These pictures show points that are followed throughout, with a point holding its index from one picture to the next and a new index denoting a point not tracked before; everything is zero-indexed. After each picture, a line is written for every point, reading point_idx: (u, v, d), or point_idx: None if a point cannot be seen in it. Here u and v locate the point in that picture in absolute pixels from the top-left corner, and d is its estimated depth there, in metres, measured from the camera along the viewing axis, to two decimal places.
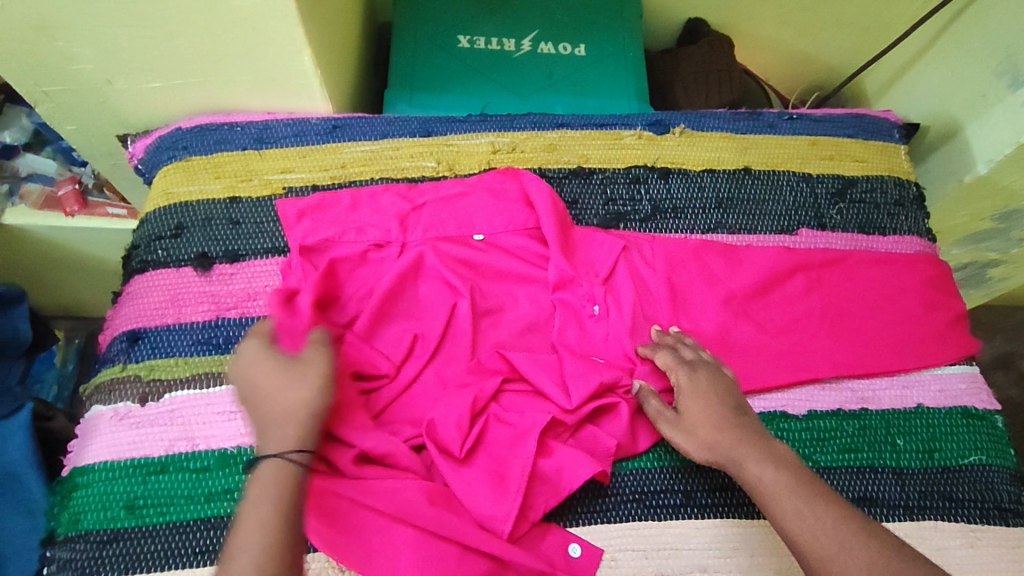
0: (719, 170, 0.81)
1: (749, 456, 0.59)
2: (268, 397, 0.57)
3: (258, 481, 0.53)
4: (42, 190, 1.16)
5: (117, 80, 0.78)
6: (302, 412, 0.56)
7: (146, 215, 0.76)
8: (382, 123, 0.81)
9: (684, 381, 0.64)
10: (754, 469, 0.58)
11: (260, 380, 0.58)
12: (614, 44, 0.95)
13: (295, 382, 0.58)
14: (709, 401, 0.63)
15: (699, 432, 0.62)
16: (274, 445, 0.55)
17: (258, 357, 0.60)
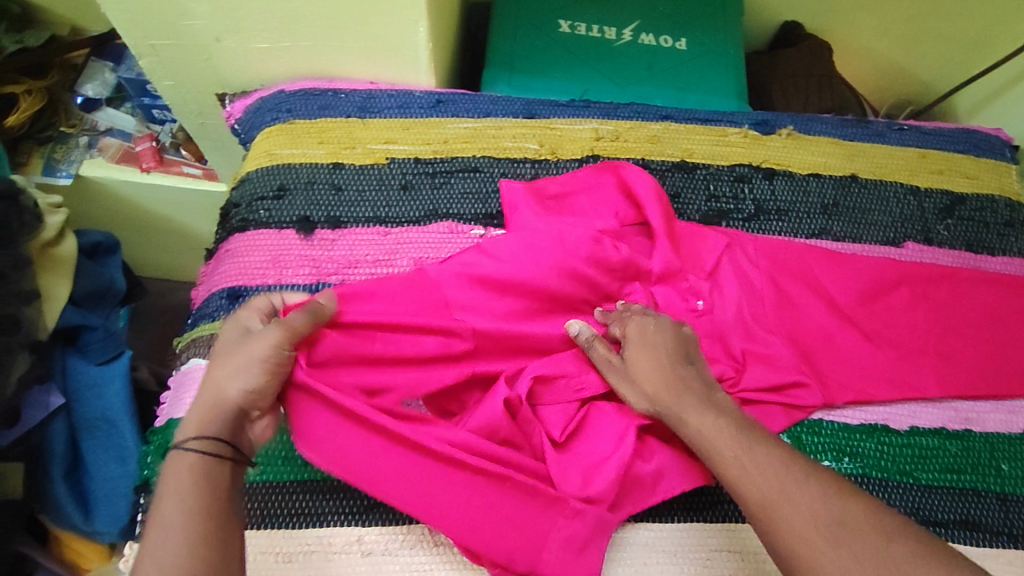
0: (825, 174, 0.79)
1: (688, 409, 0.58)
2: (210, 383, 0.54)
3: (180, 472, 0.49)
4: (120, 145, 1.17)
5: (225, 38, 0.78)
6: (225, 398, 0.53)
7: (248, 174, 0.75)
8: (486, 102, 0.81)
9: (633, 332, 0.63)
10: (694, 424, 0.57)
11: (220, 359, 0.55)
12: (717, 41, 0.93)
13: (238, 363, 0.54)
14: (658, 360, 0.61)
15: (643, 382, 0.61)
16: (192, 431, 0.52)
17: (226, 342, 0.56)
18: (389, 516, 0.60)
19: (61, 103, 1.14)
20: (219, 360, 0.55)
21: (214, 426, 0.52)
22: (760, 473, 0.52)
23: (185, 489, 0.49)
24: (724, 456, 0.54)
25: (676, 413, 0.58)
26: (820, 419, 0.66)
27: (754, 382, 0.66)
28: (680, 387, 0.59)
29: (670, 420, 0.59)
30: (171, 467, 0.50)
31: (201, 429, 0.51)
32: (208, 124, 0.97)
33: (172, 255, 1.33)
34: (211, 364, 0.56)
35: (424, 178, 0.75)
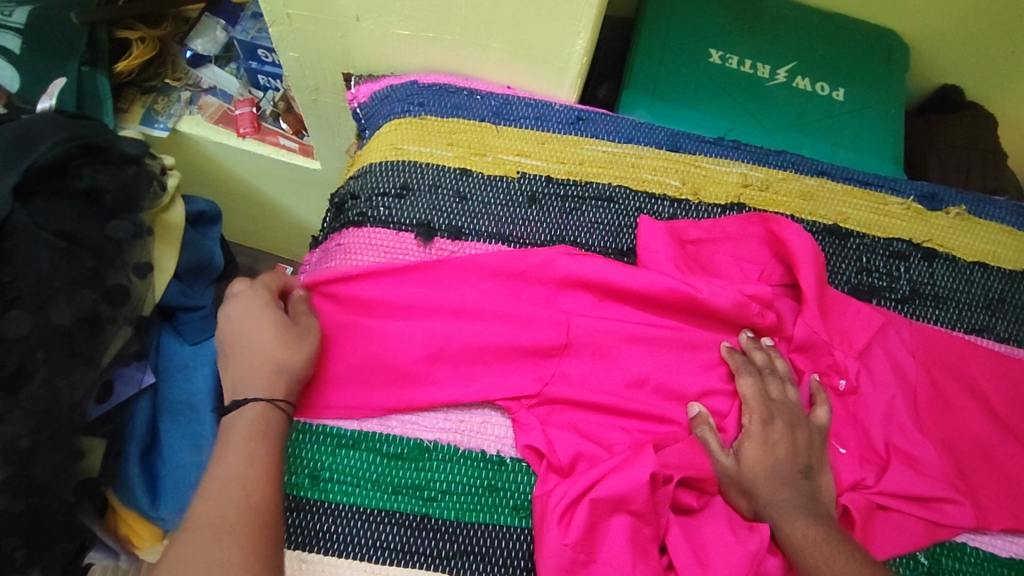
0: (993, 265, 0.70)
1: (787, 515, 0.53)
2: (256, 348, 0.56)
3: (240, 423, 0.53)
4: (219, 106, 1.12)
5: (366, 18, 0.74)
6: (291, 370, 0.55)
7: (370, 165, 0.71)
8: (629, 127, 0.75)
9: (755, 427, 0.58)
10: (788, 527, 0.52)
11: (251, 333, 0.57)
12: (877, 97, 0.85)
13: (288, 340, 0.56)
14: (774, 456, 0.56)
15: (758, 484, 0.55)
16: (255, 389, 0.54)
17: (250, 318, 0.57)
18: (478, 567, 0.54)
19: (169, 54, 1.11)
20: (246, 333, 0.57)
21: (285, 390, 0.55)
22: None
23: (254, 439, 0.52)
24: (818, 546, 0.51)
25: (779, 516, 0.53)
26: (964, 543, 0.58)
27: (900, 487, 0.58)
28: (790, 489, 0.55)
29: (767, 517, 0.54)
30: (235, 416, 0.53)
31: (260, 387, 0.54)
32: (321, 101, 0.92)
33: (248, 224, 1.29)
34: (232, 329, 0.57)
35: (554, 200, 0.69)
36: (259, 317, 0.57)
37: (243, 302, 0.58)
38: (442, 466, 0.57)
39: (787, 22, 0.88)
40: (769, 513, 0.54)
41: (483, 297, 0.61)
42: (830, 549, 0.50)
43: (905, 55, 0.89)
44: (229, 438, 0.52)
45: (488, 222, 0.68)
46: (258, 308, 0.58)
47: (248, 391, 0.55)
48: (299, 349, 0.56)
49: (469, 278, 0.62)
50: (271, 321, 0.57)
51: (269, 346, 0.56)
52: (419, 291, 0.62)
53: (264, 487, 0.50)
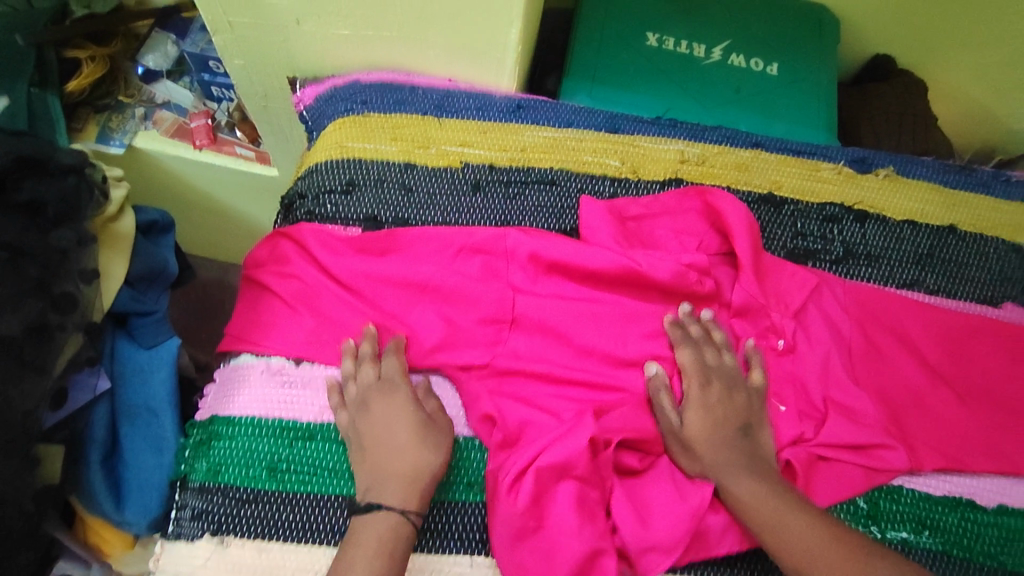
0: (921, 223, 0.74)
1: (731, 475, 0.55)
2: (391, 450, 0.56)
3: (369, 532, 0.51)
4: (174, 120, 1.13)
5: (306, 21, 0.75)
6: (422, 477, 0.55)
7: (316, 164, 0.72)
8: (568, 112, 0.77)
9: (694, 391, 0.60)
10: (733, 486, 0.55)
11: (382, 441, 0.56)
12: (809, 69, 0.88)
13: (432, 447, 0.56)
14: (714, 418, 0.58)
15: (699, 447, 0.57)
16: (390, 496, 0.53)
17: (387, 420, 0.57)
18: (437, 543, 0.56)
19: (121, 71, 1.11)
20: (388, 441, 0.56)
21: (416, 497, 0.54)
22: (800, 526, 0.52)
23: (382, 551, 0.50)
24: (762, 501, 0.53)
25: (724, 477, 0.56)
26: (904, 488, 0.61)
27: (839, 438, 0.61)
28: (734, 448, 0.57)
29: (713, 478, 0.56)
30: (366, 526, 0.52)
31: (398, 497, 0.53)
32: (272, 107, 0.94)
33: (213, 233, 1.30)
34: (374, 435, 0.57)
35: (498, 186, 0.71)
36: (399, 420, 0.57)
37: (382, 403, 0.58)
38: None
39: (721, 2, 0.91)
40: (715, 474, 0.56)
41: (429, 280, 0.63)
42: (773, 500, 0.53)
43: (835, 27, 0.92)
44: (357, 549, 0.50)
45: (433, 212, 0.69)
46: (396, 407, 0.58)
47: (384, 496, 0.54)
48: (434, 453, 0.56)
49: (417, 263, 0.64)
50: (413, 424, 0.57)
51: (411, 450, 0.55)
52: (368, 278, 0.64)
53: None
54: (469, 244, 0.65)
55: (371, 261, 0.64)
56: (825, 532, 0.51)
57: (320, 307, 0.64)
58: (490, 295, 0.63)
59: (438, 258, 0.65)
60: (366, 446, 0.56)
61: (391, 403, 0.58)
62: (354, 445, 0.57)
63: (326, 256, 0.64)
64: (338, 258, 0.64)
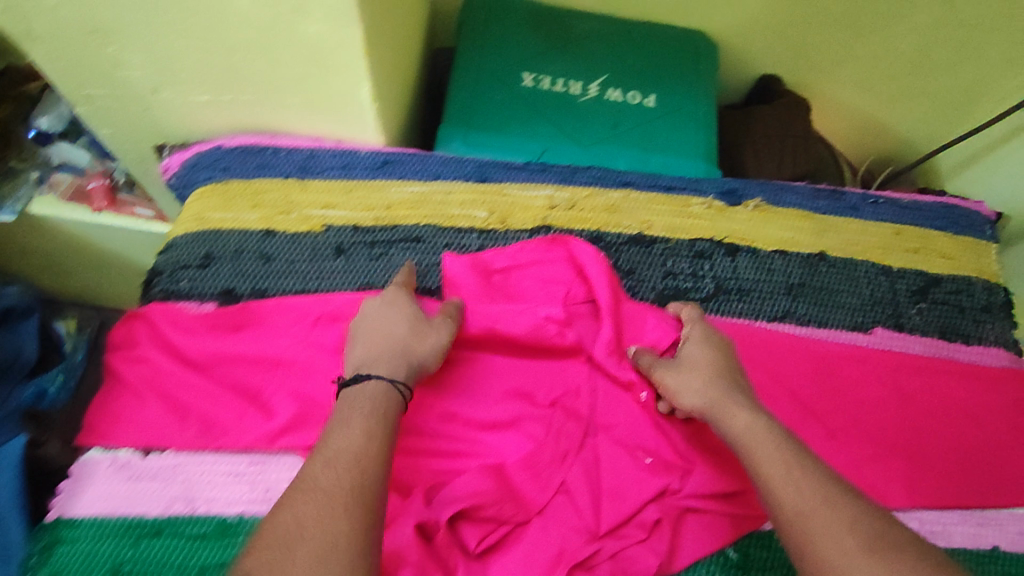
0: (792, 252, 0.74)
1: (729, 415, 0.55)
2: (392, 329, 0.59)
3: (358, 399, 0.53)
4: (71, 181, 1.08)
5: (163, 89, 0.72)
6: (411, 359, 0.58)
7: (174, 238, 0.71)
8: (436, 164, 0.76)
9: (695, 331, 0.63)
10: (732, 420, 0.55)
11: (375, 339, 0.59)
12: (687, 99, 0.89)
13: (422, 341, 0.59)
14: (701, 373, 0.59)
15: (694, 382, 0.59)
16: (380, 372, 0.56)
17: (392, 307, 0.62)
18: None
19: (13, 135, 1.04)
20: (384, 325, 0.60)
21: (403, 374, 0.56)
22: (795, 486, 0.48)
23: (370, 421, 0.51)
24: (757, 455, 0.52)
25: (721, 414, 0.56)
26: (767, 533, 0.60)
27: (704, 489, 0.59)
28: (728, 393, 0.57)
29: (713, 416, 0.56)
30: (357, 393, 0.54)
31: (387, 371, 0.56)
32: (152, 171, 0.91)
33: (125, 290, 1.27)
34: (374, 316, 0.61)
35: (361, 248, 0.70)
36: (400, 313, 0.61)
37: (385, 296, 0.62)
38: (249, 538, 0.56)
39: (598, 38, 0.91)
40: (712, 411, 0.57)
41: (283, 351, 0.64)
42: (807, 494, 0.47)
43: (713, 54, 0.93)
44: (347, 416, 0.52)
45: (291, 278, 0.68)
46: (396, 300, 0.62)
47: (373, 370, 0.56)
48: (427, 344, 0.59)
49: (272, 335, 0.65)
50: (411, 318, 0.60)
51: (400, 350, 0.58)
52: (222, 356, 0.64)
53: (367, 464, 0.48)
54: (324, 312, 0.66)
55: (225, 338, 0.64)
56: (834, 512, 0.46)
57: (169, 389, 0.63)
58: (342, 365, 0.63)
59: (293, 329, 0.65)
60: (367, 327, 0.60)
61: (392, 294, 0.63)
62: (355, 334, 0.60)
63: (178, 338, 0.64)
64: (191, 336, 0.64)
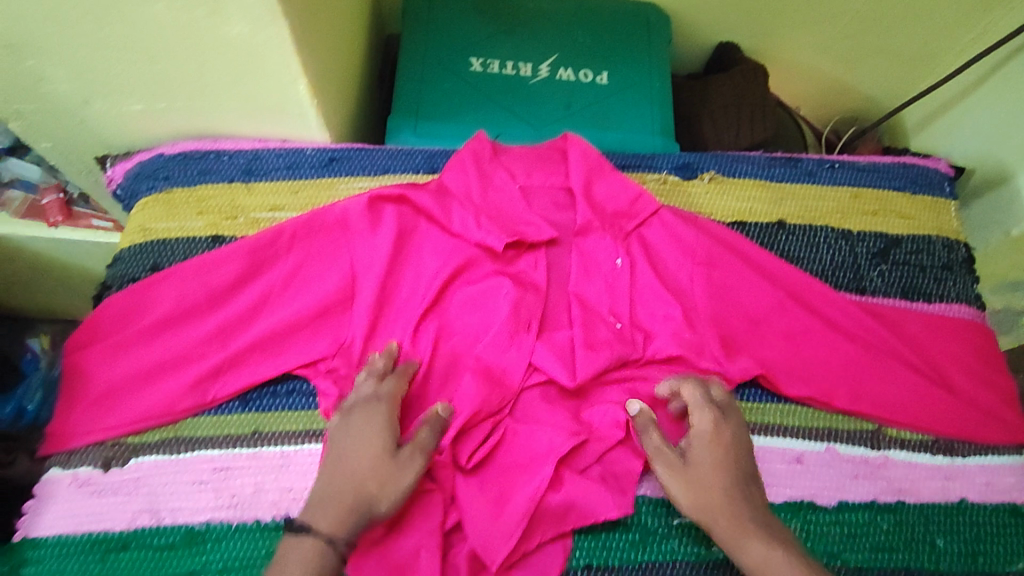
0: (749, 222, 0.73)
1: (747, 541, 0.54)
2: (358, 462, 0.56)
3: (294, 553, 0.52)
4: (24, 199, 1.05)
5: (95, 101, 0.70)
6: (365, 505, 0.54)
7: (119, 251, 0.69)
8: (384, 157, 0.75)
9: (705, 428, 0.59)
10: (745, 559, 0.54)
11: (343, 470, 0.56)
12: (640, 73, 0.87)
13: (385, 481, 0.55)
14: (701, 488, 0.56)
15: (698, 492, 0.56)
16: (324, 524, 0.53)
17: (365, 429, 0.57)
18: None
19: None
20: (358, 453, 0.56)
21: (349, 526, 0.53)
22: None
23: None
24: (739, 544, 0.54)
25: (735, 542, 0.54)
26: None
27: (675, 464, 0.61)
28: (740, 515, 0.55)
29: (724, 545, 0.55)
30: (293, 547, 0.52)
31: (331, 521, 0.53)
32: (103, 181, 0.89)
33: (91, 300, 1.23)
34: (343, 441, 0.57)
35: None
36: (372, 434, 0.57)
37: (354, 413, 0.58)
38: (217, 545, 0.58)
39: (546, 16, 0.89)
40: (725, 536, 0.55)
41: (266, 330, 0.65)
42: None
43: (666, 25, 0.91)
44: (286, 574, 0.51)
45: (234, 262, 0.67)
46: (370, 410, 0.58)
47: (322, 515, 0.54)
48: (387, 487, 0.55)
49: (227, 317, 0.65)
50: (379, 452, 0.56)
51: (362, 481, 0.55)
52: (178, 345, 0.64)
53: None
54: (278, 289, 0.67)
55: (180, 328, 0.65)
56: None
57: (126, 395, 0.63)
58: (304, 340, 0.65)
59: (250, 309, 0.66)
60: (330, 459, 0.57)
61: (365, 410, 0.58)
62: (325, 461, 0.57)
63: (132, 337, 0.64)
64: (142, 331, 0.65)
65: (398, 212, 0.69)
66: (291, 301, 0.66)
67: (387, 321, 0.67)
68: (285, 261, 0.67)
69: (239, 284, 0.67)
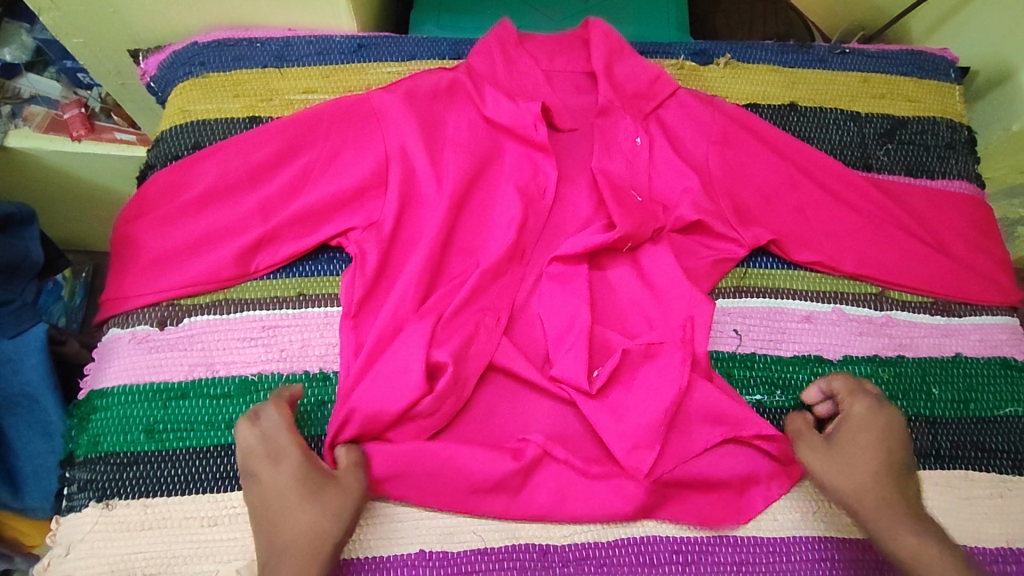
0: (763, 105, 0.76)
1: (895, 524, 0.56)
2: (286, 514, 0.54)
3: None
4: (47, 113, 0.96)
5: None
6: (324, 540, 0.53)
7: (162, 133, 0.72)
8: (412, 44, 0.77)
9: (859, 415, 0.60)
10: (894, 541, 0.55)
11: (287, 521, 0.53)
12: None
13: (327, 508, 0.54)
14: (838, 470, 0.58)
15: (840, 474, 0.58)
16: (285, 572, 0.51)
17: (280, 483, 0.55)
18: None
19: None
20: (279, 499, 0.54)
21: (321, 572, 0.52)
22: None
23: None
24: (895, 529, 0.55)
25: (877, 519, 0.56)
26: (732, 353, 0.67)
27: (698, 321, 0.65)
28: (903, 509, 0.56)
29: (870, 530, 0.57)
30: None
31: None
32: (130, 84, 0.91)
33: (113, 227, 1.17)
34: (263, 496, 0.55)
35: None
36: (288, 483, 0.55)
37: (261, 460, 0.56)
38: (270, 393, 0.63)
39: None
40: (869, 516, 0.57)
41: (305, 207, 0.65)
42: None
43: None
44: None
45: (268, 140, 0.67)
46: (286, 468, 0.55)
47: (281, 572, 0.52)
48: (335, 513, 0.54)
49: (264, 192, 0.66)
50: (303, 486, 0.54)
51: (302, 522, 0.53)
52: (218, 218, 0.66)
53: None
54: (309, 167, 0.67)
55: (219, 202, 0.67)
56: None
57: (173, 262, 0.66)
58: (341, 215, 0.66)
59: (285, 186, 0.66)
60: (259, 508, 0.55)
61: (271, 459, 0.56)
62: (255, 516, 0.55)
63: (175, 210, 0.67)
64: (185, 206, 0.67)
65: (430, 89, 0.69)
66: (324, 177, 0.66)
67: (420, 195, 0.67)
68: (320, 141, 0.67)
69: (272, 161, 0.67)
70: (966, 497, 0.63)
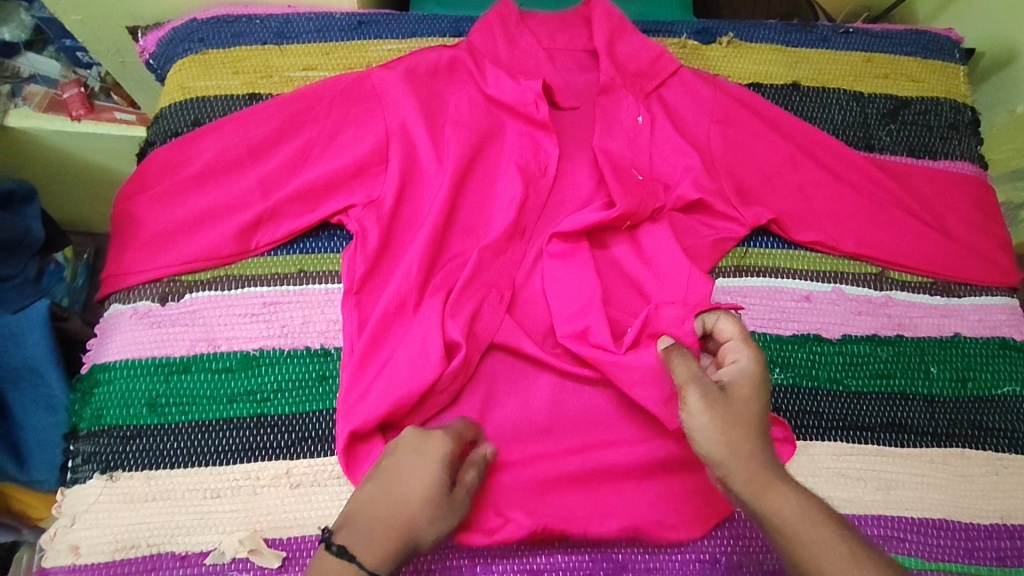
0: (765, 84, 0.76)
1: (776, 485, 0.48)
2: (406, 500, 0.49)
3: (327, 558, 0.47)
4: (46, 92, 0.96)
5: None
6: (412, 543, 0.49)
7: (161, 110, 0.72)
8: (412, 21, 0.77)
9: (732, 372, 0.53)
10: (773, 501, 0.47)
11: (392, 501, 0.49)
12: None
13: (436, 521, 0.50)
14: (719, 425, 0.50)
15: (718, 426, 0.49)
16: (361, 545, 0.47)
17: (417, 467, 0.51)
18: (317, 447, 0.61)
19: None
20: (409, 485, 0.50)
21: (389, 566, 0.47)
22: (835, 557, 0.44)
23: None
24: (768, 487, 0.47)
25: (752, 496, 0.47)
26: None
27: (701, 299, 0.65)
28: (765, 467, 0.48)
29: (744, 493, 0.48)
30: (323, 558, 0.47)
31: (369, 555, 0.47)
32: (129, 62, 0.91)
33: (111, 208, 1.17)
34: (401, 470, 0.51)
35: None
36: (428, 477, 0.50)
37: (419, 442, 0.52)
38: (271, 368, 0.63)
39: None
40: (740, 491, 0.48)
41: (305, 183, 0.65)
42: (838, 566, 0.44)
43: None
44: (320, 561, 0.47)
45: (268, 117, 0.67)
46: (423, 459, 0.51)
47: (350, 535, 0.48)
48: (437, 525, 0.50)
49: (263, 168, 0.66)
50: (434, 484, 0.50)
51: (429, 506, 0.50)
52: (216, 194, 0.66)
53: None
54: (309, 144, 0.67)
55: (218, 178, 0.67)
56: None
57: (173, 238, 0.66)
58: (341, 192, 0.66)
59: (285, 161, 0.66)
60: (374, 479, 0.51)
61: (424, 448, 0.51)
62: (374, 472, 0.52)
63: (175, 187, 0.67)
64: (184, 182, 0.67)
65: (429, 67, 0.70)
66: (324, 155, 0.66)
67: (420, 172, 0.67)
68: (320, 116, 0.67)
69: (272, 138, 0.67)
70: (962, 475, 0.64)
